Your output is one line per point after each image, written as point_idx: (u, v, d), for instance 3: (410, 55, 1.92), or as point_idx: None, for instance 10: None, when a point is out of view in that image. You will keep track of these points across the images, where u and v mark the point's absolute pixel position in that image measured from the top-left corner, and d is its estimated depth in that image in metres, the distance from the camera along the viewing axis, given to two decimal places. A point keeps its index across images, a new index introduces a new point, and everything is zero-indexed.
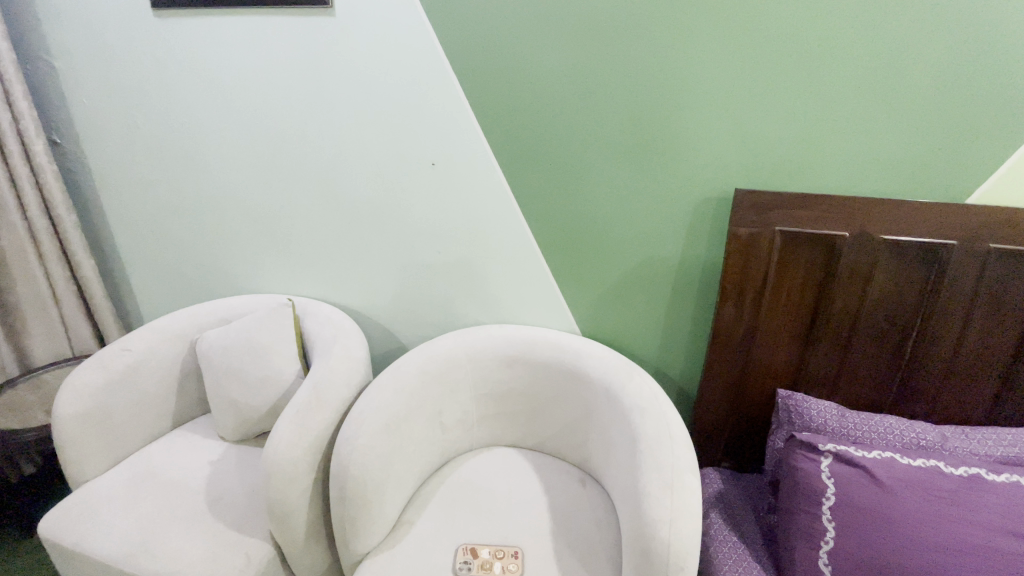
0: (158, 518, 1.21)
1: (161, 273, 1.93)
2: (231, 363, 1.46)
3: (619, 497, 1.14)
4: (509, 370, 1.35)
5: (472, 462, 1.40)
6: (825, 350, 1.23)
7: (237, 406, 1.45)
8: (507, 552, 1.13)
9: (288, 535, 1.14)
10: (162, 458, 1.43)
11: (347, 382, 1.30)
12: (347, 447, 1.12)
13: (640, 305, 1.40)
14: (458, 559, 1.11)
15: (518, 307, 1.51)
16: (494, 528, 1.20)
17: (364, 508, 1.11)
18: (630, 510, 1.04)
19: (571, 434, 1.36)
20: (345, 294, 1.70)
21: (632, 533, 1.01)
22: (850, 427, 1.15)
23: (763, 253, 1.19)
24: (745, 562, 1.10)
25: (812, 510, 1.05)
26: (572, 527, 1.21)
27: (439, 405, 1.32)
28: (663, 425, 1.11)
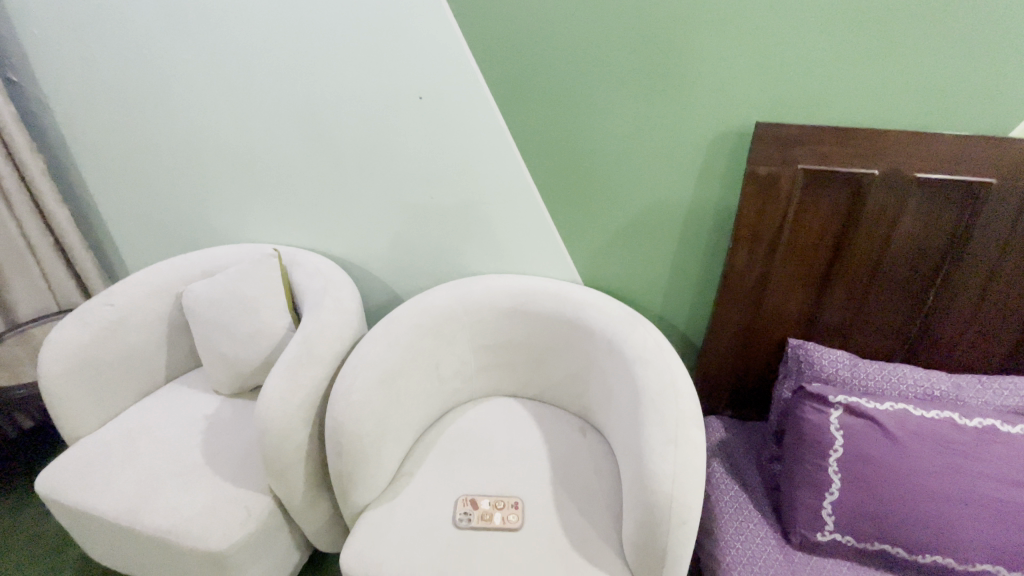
0: (154, 473, 1.20)
1: (141, 223, 1.83)
2: (220, 316, 1.41)
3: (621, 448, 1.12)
4: (507, 321, 1.29)
5: (471, 413, 1.37)
6: (841, 298, 1.17)
7: (228, 360, 1.41)
8: (507, 502, 1.13)
9: (286, 489, 1.13)
10: (156, 413, 1.41)
11: (340, 335, 1.25)
12: (341, 404, 1.08)
13: (646, 250, 1.32)
14: (458, 510, 1.11)
15: (517, 254, 1.43)
16: (494, 479, 1.19)
17: (361, 464, 1.09)
18: (632, 464, 1.02)
19: (571, 384, 1.33)
20: (335, 242, 1.61)
21: (633, 485, 0.99)
22: (862, 377, 1.11)
23: (782, 194, 1.09)
24: (745, 511, 1.09)
25: (817, 461, 1.02)
26: (572, 479, 1.20)
27: (436, 357, 1.27)
28: (665, 376, 1.06)
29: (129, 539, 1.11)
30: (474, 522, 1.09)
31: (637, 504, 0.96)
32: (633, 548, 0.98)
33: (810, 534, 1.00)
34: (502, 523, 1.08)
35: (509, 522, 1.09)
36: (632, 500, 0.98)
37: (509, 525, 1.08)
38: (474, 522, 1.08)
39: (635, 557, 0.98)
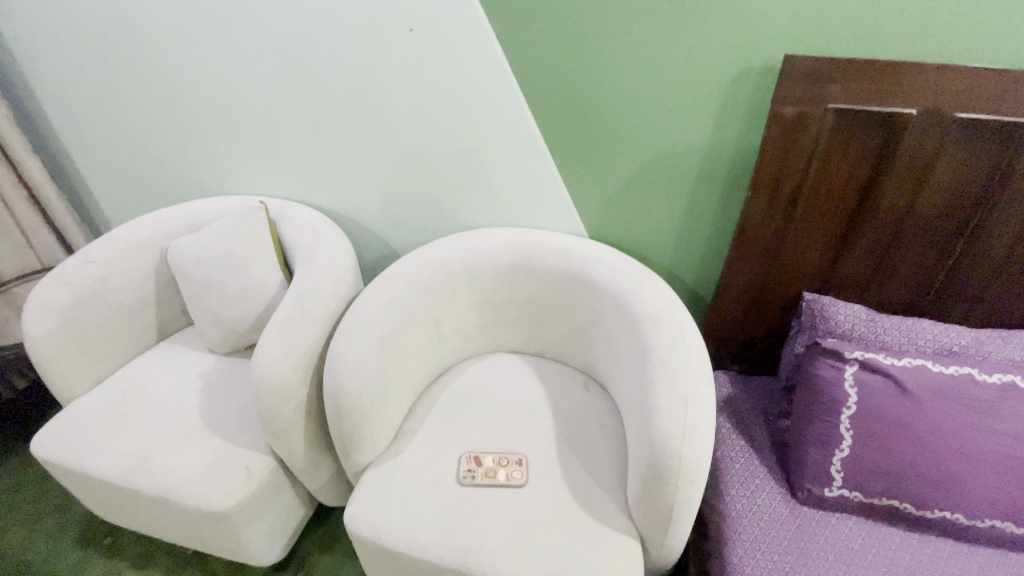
0: (151, 433, 1.18)
1: (118, 174, 1.73)
2: (208, 273, 1.34)
3: (628, 406, 1.09)
4: (509, 277, 1.23)
5: (473, 369, 1.33)
6: (862, 250, 1.11)
7: (220, 318, 1.36)
8: (512, 459, 1.11)
9: (287, 448, 1.11)
10: (150, 372, 1.38)
11: (335, 293, 1.19)
12: (338, 364, 1.04)
13: (657, 200, 1.24)
14: (462, 467, 1.09)
15: (518, 205, 1.35)
16: (497, 436, 1.17)
17: (361, 424, 1.06)
18: (638, 423, 0.99)
19: (575, 340, 1.28)
20: (325, 194, 1.52)
21: (640, 444, 0.96)
22: (879, 333, 1.07)
23: (809, 137, 1.01)
24: (751, 466, 1.08)
25: (829, 418, 0.99)
26: (577, 435, 1.17)
27: (435, 315, 1.22)
28: (674, 333, 1.01)
29: (132, 499, 1.11)
30: (479, 479, 1.07)
31: (644, 463, 0.94)
32: (639, 505, 0.97)
33: (817, 490, 0.99)
34: (506, 480, 1.07)
35: (513, 478, 1.08)
36: (638, 458, 0.96)
37: (513, 481, 1.07)
38: (478, 479, 1.07)
39: (641, 513, 0.97)
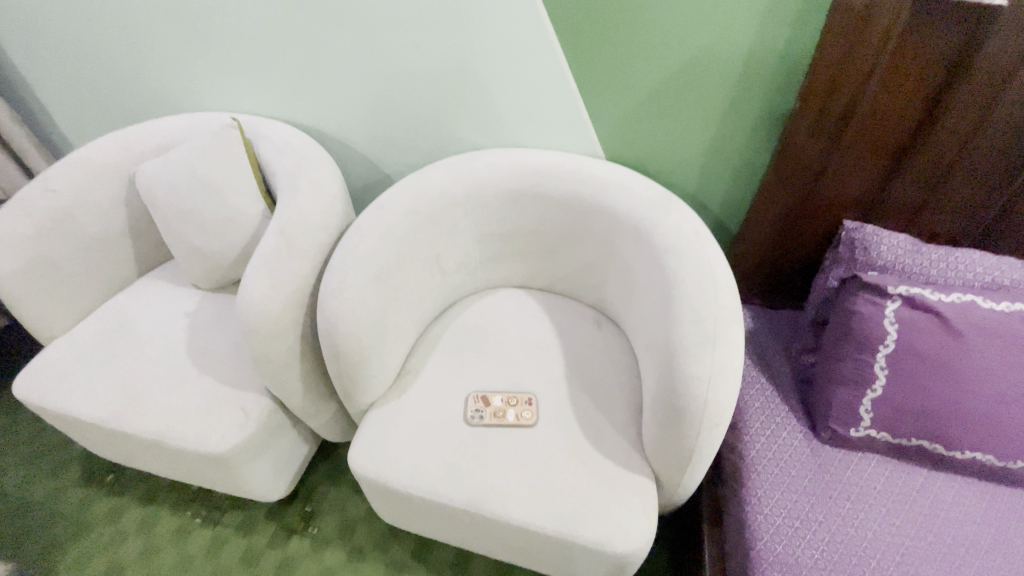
0: (138, 374, 1.11)
1: (68, 89, 1.52)
2: (181, 201, 1.21)
3: (646, 343, 1.00)
4: (516, 205, 1.10)
5: (475, 305, 1.22)
6: (918, 172, 0.98)
7: (200, 252, 1.24)
8: (522, 399, 1.03)
9: (284, 390, 1.05)
10: (131, 309, 1.28)
11: (323, 224, 1.07)
12: (332, 303, 0.95)
13: (686, 115, 1.09)
14: (469, 408, 1.02)
15: (526, 123, 1.19)
16: (506, 375, 1.09)
17: (360, 366, 0.98)
18: (657, 363, 0.91)
19: (587, 274, 1.16)
20: (306, 111, 1.34)
21: (659, 386, 0.89)
22: (924, 265, 0.97)
23: (876, 34, 0.85)
24: (773, 403, 1.03)
25: (863, 357, 0.93)
26: (589, 374, 1.09)
27: (435, 248, 1.10)
28: (702, 267, 0.91)
29: (125, 440, 1.06)
30: (487, 420, 1.01)
31: (664, 406, 0.87)
32: (656, 446, 0.92)
33: (842, 430, 0.95)
34: (515, 420, 1.01)
35: (523, 419, 1.01)
36: (656, 400, 0.90)
37: (522, 422, 1.00)
38: (486, 420, 1.00)
39: (658, 455, 0.93)
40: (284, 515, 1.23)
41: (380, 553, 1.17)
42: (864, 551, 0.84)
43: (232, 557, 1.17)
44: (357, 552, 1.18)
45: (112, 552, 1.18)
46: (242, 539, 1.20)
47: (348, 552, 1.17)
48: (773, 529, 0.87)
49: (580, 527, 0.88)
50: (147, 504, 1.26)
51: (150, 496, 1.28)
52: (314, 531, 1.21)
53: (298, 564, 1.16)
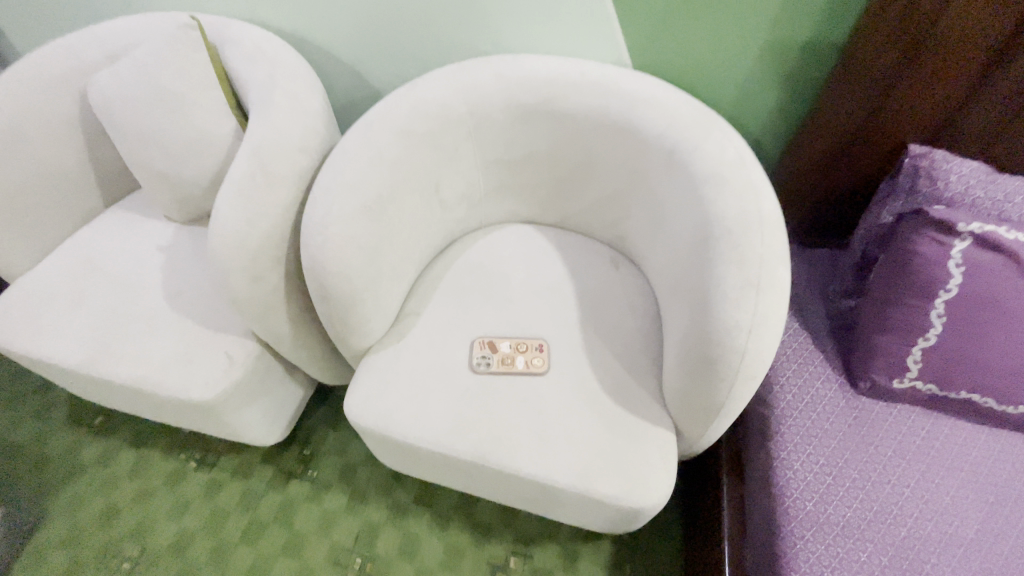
0: (110, 316, 1.01)
1: None
2: (138, 119, 1.04)
3: (673, 286, 0.88)
4: (528, 124, 0.95)
5: (480, 243, 1.09)
6: (1009, 85, 0.83)
7: (168, 179, 1.10)
8: (532, 345, 0.94)
9: (270, 334, 0.95)
10: (98, 244, 1.16)
11: (303, 145, 0.92)
12: (316, 239, 0.82)
13: (734, 13, 0.90)
14: (475, 354, 0.93)
15: (540, 24, 1.00)
16: (515, 319, 0.98)
17: (351, 308, 0.87)
18: (687, 308, 0.80)
19: (606, 207, 1.02)
20: (279, 11, 1.14)
21: (688, 334, 0.78)
22: (1000, 199, 0.84)
23: None
24: (807, 351, 0.94)
25: (918, 302, 0.82)
26: (605, 319, 0.98)
27: (435, 176, 0.96)
28: (746, 199, 0.77)
29: (103, 386, 0.99)
30: (494, 367, 0.91)
31: (693, 357, 0.77)
32: (680, 399, 0.83)
33: (883, 380, 0.86)
34: (525, 368, 0.91)
35: (533, 366, 0.92)
36: (683, 349, 0.80)
37: (533, 369, 0.91)
38: (494, 368, 0.91)
39: (681, 407, 0.84)
40: (282, 459, 1.19)
41: (383, 496, 1.13)
42: (901, 510, 0.78)
43: (230, 501, 1.13)
44: (359, 496, 1.14)
45: (108, 495, 1.15)
46: (239, 482, 1.16)
47: (349, 496, 1.13)
48: (803, 485, 0.81)
49: (596, 483, 0.81)
50: (140, 447, 1.22)
51: (142, 439, 1.23)
52: (314, 475, 1.16)
53: (298, 507, 1.12)
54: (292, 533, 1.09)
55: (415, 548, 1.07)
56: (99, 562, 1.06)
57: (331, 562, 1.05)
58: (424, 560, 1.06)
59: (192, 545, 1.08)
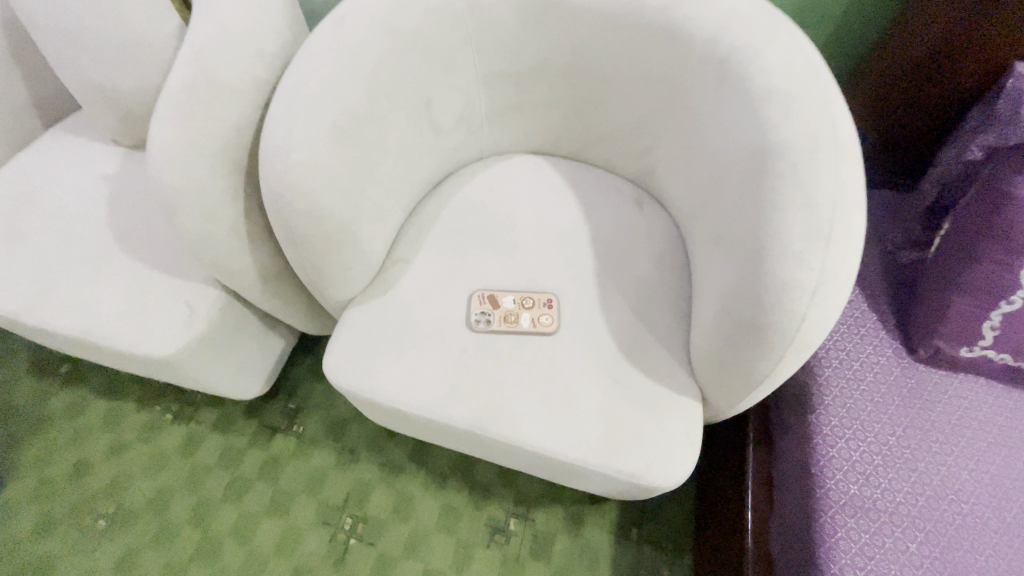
0: (50, 258, 0.87)
1: None
2: (57, 13, 0.84)
3: (713, 233, 0.73)
4: (544, 26, 0.76)
5: (480, 177, 0.92)
6: None
7: (106, 93, 0.91)
8: (540, 300, 0.80)
9: (235, 281, 0.81)
10: (35, 170, 1.00)
11: (258, 47, 0.73)
12: (277, 168, 0.67)
13: None
14: (473, 309, 0.79)
15: None
16: (521, 268, 0.84)
17: (326, 254, 0.73)
18: (731, 261, 0.66)
19: (633, 135, 0.86)
20: None
21: (731, 294, 0.64)
22: None
23: None
24: (858, 311, 0.81)
25: (1006, 260, 0.68)
26: (627, 269, 0.84)
27: (426, 91, 0.78)
28: (820, 126, 0.61)
29: (49, 336, 0.87)
30: (495, 326, 0.78)
31: (736, 321, 0.64)
32: (712, 366, 0.71)
33: (949, 349, 0.74)
34: (531, 326, 0.78)
35: (541, 325, 0.78)
36: (723, 310, 0.66)
37: (540, 329, 0.78)
38: (494, 327, 0.78)
39: (711, 376, 0.72)
40: (265, 412, 1.09)
41: (375, 453, 1.05)
42: (957, 494, 0.68)
43: (210, 456, 1.05)
44: (349, 452, 1.05)
45: (79, 449, 1.07)
46: (219, 437, 1.07)
47: (338, 453, 1.05)
48: (846, 466, 0.70)
49: (610, 458, 0.70)
50: (110, 398, 1.12)
51: (113, 389, 1.13)
52: (300, 430, 1.07)
53: (283, 464, 1.04)
54: (277, 491, 1.01)
55: (410, 507, 1.00)
56: (74, 519, 1.00)
57: (320, 522, 0.98)
58: (419, 521, 0.99)
59: (171, 502, 1.01)
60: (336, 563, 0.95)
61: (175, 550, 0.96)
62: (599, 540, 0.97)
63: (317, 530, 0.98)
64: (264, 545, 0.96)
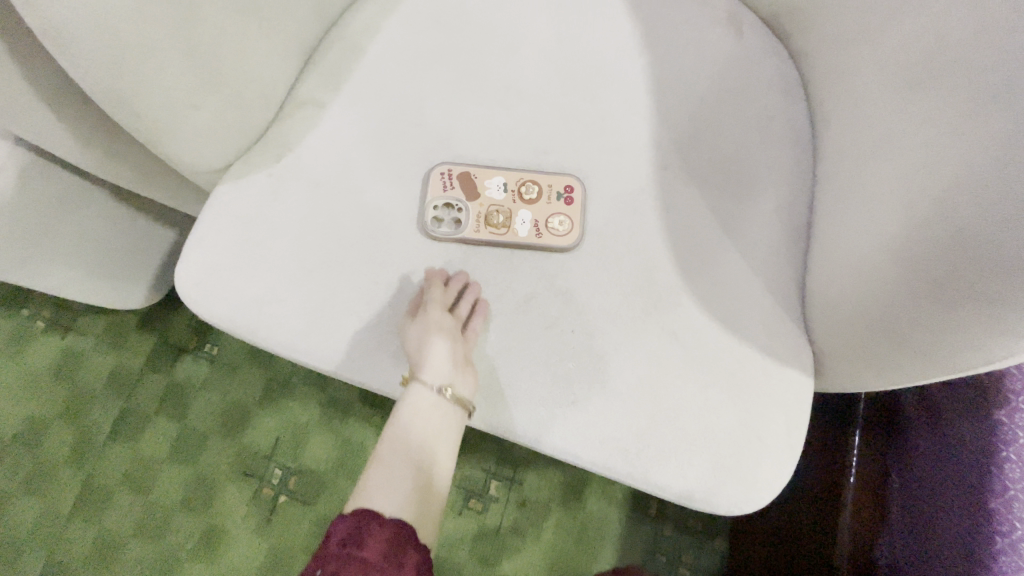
0: None
1: None
2: None
3: (918, 77, 0.37)
4: None
5: None
6: None
7: None
8: (550, 188, 0.46)
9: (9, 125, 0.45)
10: None
11: None
12: None
13: None
14: (430, 198, 0.45)
15: None
16: (524, 132, 0.47)
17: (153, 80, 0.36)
18: (989, 135, 0.32)
19: None
20: None
21: (983, 194, 0.32)
22: None
23: None
24: None
25: None
26: (710, 140, 0.47)
27: None
28: None
29: None
30: (468, 230, 0.45)
31: (982, 251, 0.31)
32: (861, 329, 0.39)
33: None
34: (531, 235, 0.45)
35: (549, 233, 0.45)
36: (944, 227, 0.33)
37: (548, 240, 0.44)
38: (467, 232, 0.45)
39: (847, 341, 0.41)
40: (165, 325, 0.80)
41: (313, 388, 0.77)
42: None
43: (95, 378, 0.78)
44: (277, 384, 0.77)
45: None
46: (106, 355, 0.79)
47: (264, 384, 0.77)
48: None
49: (653, 470, 0.41)
50: None
51: None
52: (214, 352, 0.79)
53: (192, 395, 0.77)
54: (183, 430, 0.76)
55: (359, 460, 0.75)
56: None
57: (240, 472, 0.74)
58: None
59: (47, 435, 0.76)
60: (261, 525, 0.73)
61: (54, 497, 0.74)
62: (606, 515, 0.73)
63: (235, 483, 0.74)
64: (168, 498, 0.74)
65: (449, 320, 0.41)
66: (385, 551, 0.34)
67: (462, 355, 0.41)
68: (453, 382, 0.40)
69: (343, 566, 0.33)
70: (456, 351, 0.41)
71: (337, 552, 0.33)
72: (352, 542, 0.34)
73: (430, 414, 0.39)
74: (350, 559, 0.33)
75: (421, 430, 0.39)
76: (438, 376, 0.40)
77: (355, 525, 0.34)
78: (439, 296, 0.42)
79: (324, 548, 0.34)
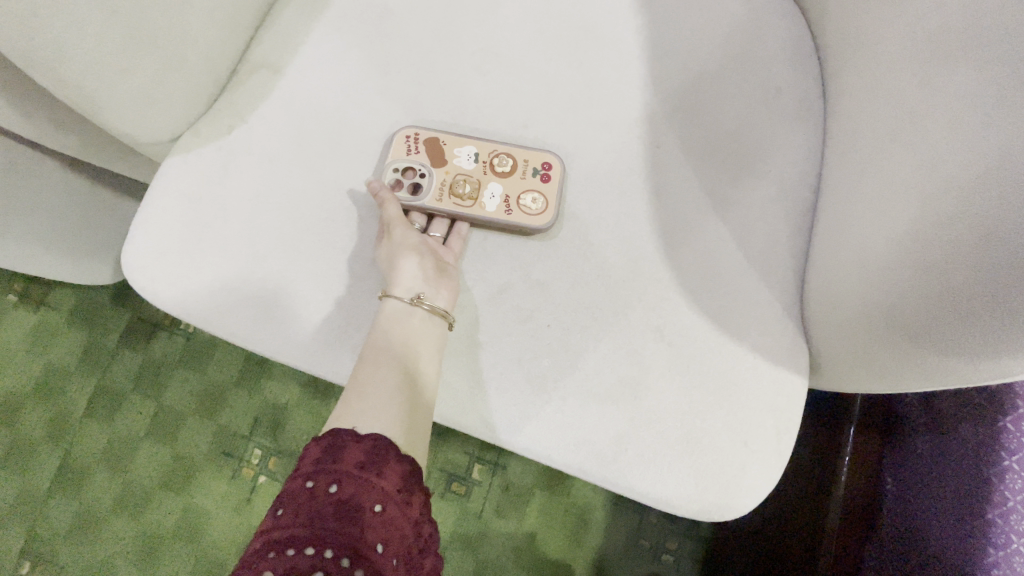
0: None
1: None
2: None
3: (949, 49, 0.32)
4: None
5: None
6: None
7: None
8: (525, 164, 0.41)
9: None
10: None
11: None
12: None
13: None
14: (391, 161, 0.41)
15: None
16: (501, 103, 0.43)
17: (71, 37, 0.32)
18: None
19: None
20: None
21: (1019, 191, 0.27)
22: None
23: None
24: None
25: None
26: (710, 115, 0.42)
27: None
28: None
29: None
30: (429, 199, 0.42)
31: (1013, 256, 0.27)
32: (861, 332, 0.36)
33: None
34: (500, 211, 0.41)
35: (519, 211, 0.41)
36: (973, 226, 0.29)
37: (519, 218, 0.41)
38: (428, 201, 0.42)
39: (846, 341, 0.38)
40: (139, 301, 0.77)
41: (291, 369, 0.75)
42: None
43: (68, 355, 0.76)
44: (254, 364, 0.75)
45: None
46: (80, 331, 0.77)
47: (242, 364, 0.75)
48: None
49: (630, 476, 0.38)
50: None
51: None
52: (190, 330, 0.77)
53: (169, 373, 0.75)
54: (161, 409, 0.74)
55: None
56: None
57: (219, 452, 0.73)
58: None
59: (23, 412, 0.75)
60: (240, 504, 0.72)
61: (33, 474, 0.73)
62: (590, 500, 0.72)
63: (215, 463, 0.73)
64: (147, 476, 0.73)
65: (415, 236, 0.40)
66: (402, 484, 0.31)
67: (432, 269, 0.39)
68: (427, 296, 0.38)
69: (364, 491, 0.30)
70: (430, 266, 0.39)
71: (357, 475, 0.30)
72: (373, 469, 0.31)
73: (404, 322, 0.37)
74: (371, 485, 0.30)
75: (397, 342, 0.37)
76: (410, 289, 0.38)
77: (374, 450, 0.31)
78: (397, 215, 0.40)
79: (340, 467, 0.31)
